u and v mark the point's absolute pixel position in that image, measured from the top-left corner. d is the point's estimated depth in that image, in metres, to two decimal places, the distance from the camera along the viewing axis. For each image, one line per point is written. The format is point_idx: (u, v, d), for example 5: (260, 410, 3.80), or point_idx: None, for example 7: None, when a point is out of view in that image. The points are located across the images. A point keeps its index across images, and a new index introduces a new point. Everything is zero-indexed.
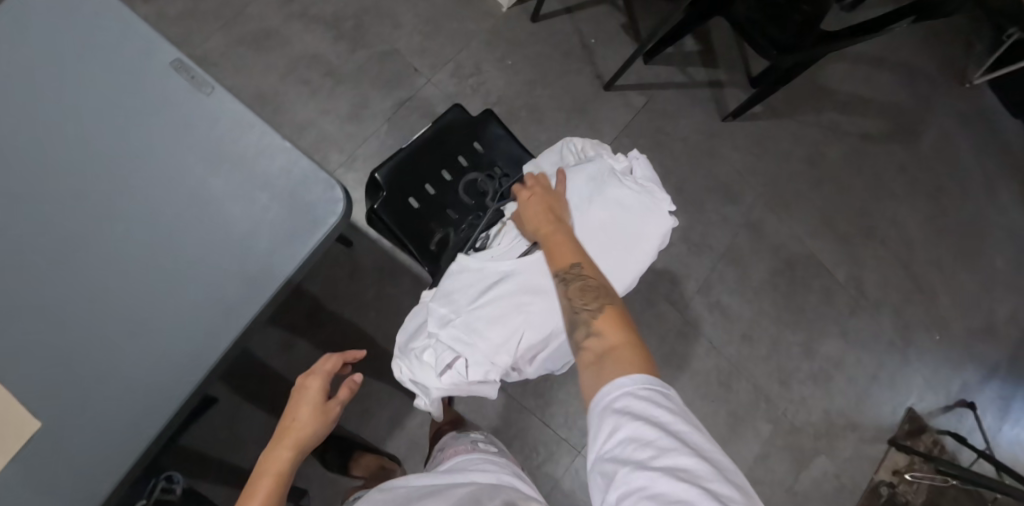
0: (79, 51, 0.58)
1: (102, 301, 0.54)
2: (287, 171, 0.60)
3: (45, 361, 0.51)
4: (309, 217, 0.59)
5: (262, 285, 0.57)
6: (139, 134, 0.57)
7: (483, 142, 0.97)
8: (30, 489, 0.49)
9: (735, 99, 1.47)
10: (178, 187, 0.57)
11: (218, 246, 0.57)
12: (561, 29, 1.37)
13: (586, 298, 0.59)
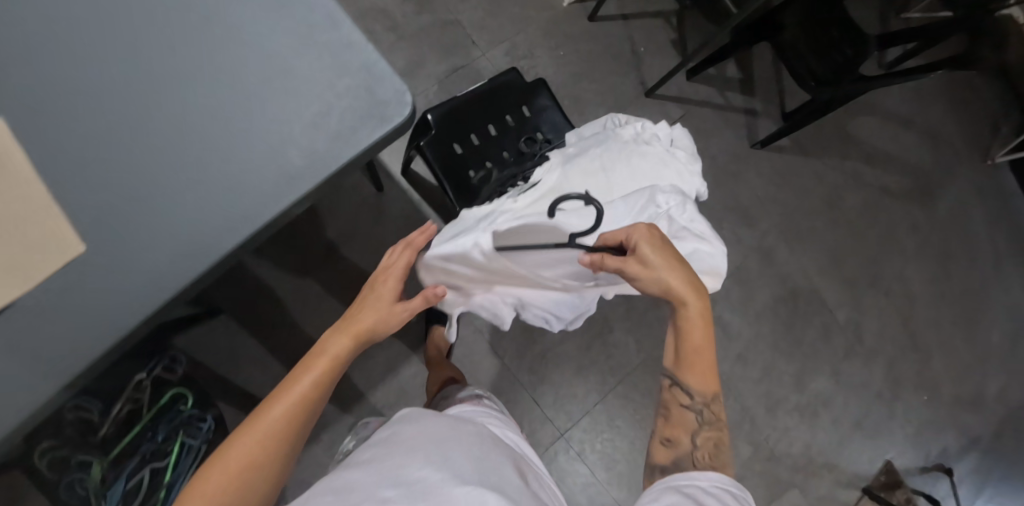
0: None
1: (177, 145, 0.58)
2: (365, 69, 0.64)
3: (117, 183, 0.55)
4: (380, 114, 0.63)
5: (323, 164, 0.61)
6: (240, 7, 0.63)
7: (531, 108, 1.03)
8: (76, 294, 0.53)
9: (767, 130, 1.53)
10: (266, 61, 0.62)
11: (292, 120, 0.61)
12: (615, 33, 1.45)
13: (703, 440, 0.66)
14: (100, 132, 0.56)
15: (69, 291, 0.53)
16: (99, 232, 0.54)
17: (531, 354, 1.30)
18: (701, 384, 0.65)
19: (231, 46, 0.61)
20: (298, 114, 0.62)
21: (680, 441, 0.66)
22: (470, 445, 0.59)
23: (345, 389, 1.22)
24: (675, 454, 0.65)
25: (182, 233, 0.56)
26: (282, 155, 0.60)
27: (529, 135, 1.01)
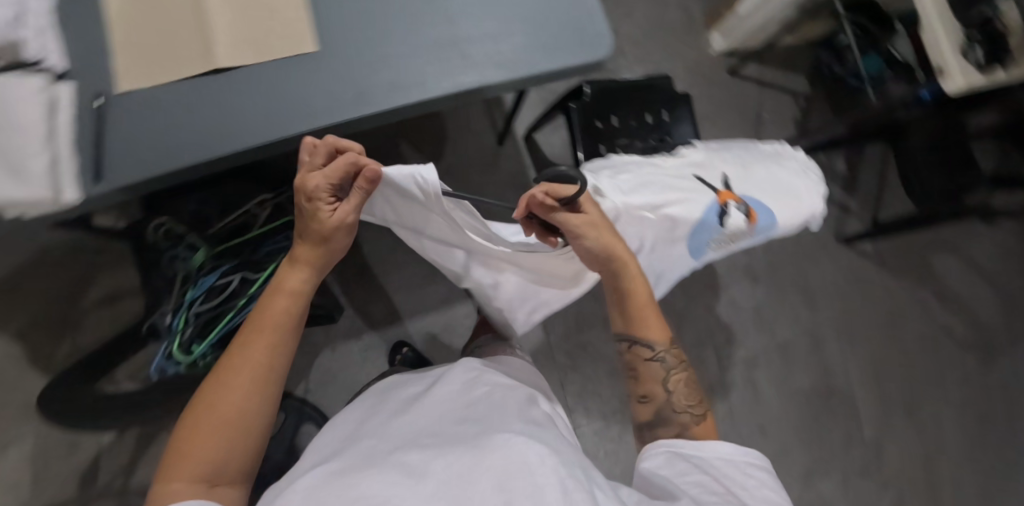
0: None
1: (422, 12, 0.75)
2: (581, 10, 0.79)
3: (372, 21, 0.73)
4: (587, 43, 0.78)
5: (522, 64, 0.75)
6: None
7: (672, 113, 1.13)
8: (311, 83, 0.70)
9: (854, 230, 1.59)
10: None
11: (512, 25, 0.76)
12: (747, 92, 1.55)
13: (682, 394, 0.66)
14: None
15: (307, 80, 0.70)
16: (344, 49, 0.72)
17: (574, 341, 1.34)
18: (645, 329, 0.68)
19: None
20: (522, 17, 0.76)
21: (657, 397, 0.67)
22: (485, 414, 0.59)
23: (401, 302, 1.29)
24: (658, 409, 0.66)
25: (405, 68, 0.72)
26: (501, 43, 0.75)
27: (663, 135, 1.12)
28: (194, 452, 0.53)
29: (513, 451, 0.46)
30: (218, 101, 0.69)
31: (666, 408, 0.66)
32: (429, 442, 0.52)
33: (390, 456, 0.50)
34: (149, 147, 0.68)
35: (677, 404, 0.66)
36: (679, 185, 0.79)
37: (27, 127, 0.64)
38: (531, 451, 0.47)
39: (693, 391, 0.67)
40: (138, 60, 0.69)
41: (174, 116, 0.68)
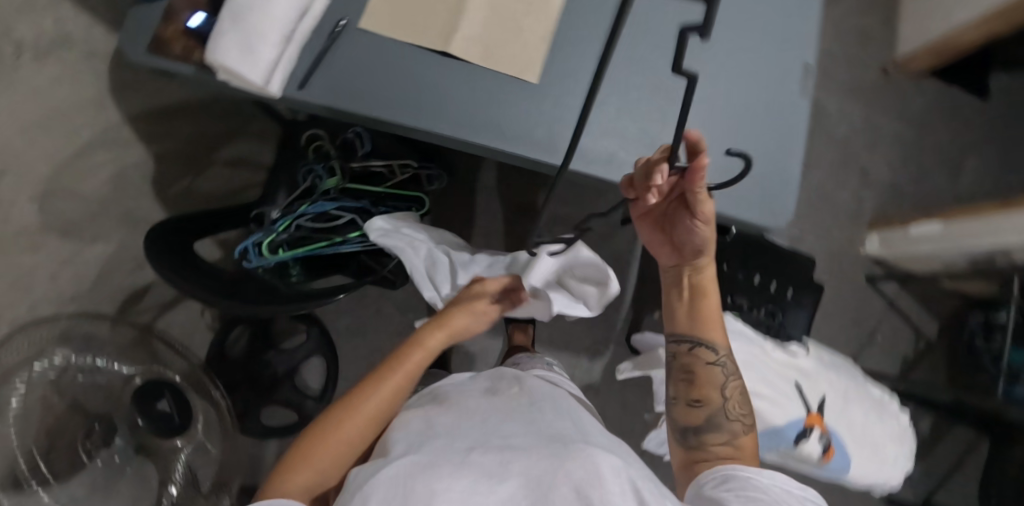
0: (775, 18, 0.86)
1: (642, 103, 0.78)
2: (778, 172, 0.80)
3: (596, 87, 0.77)
4: (757, 208, 0.79)
5: (703, 192, 0.77)
6: (750, 73, 0.83)
7: (796, 295, 1.09)
8: (515, 108, 0.74)
9: (900, 495, 1.47)
10: (732, 113, 0.81)
11: (711, 154, 0.79)
12: (875, 306, 1.46)
13: (740, 407, 0.69)
14: (619, 58, 0.78)
15: (513, 103, 0.74)
16: (557, 97, 0.76)
17: None
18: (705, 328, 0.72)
19: (720, 87, 0.81)
20: (717, 156, 0.79)
21: (708, 399, 0.70)
22: (546, 425, 0.56)
23: None
24: (709, 416, 0.69)
25: (594, 141, 0.76)
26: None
27: (774, 310, 1.09)
28: (308, 467, 0.59)
29: (588, 461, 0.46)
30: (429, 76, 0.74)
31: (718, 416, 0.69)
32: (496, 446, 0.51)
33: (467, 456, 0.49)
34: (356, 83, 0.73)
35: (731, 410, 0.69)
36: (779, 385, 0.77)
37: (277, 14, 0.70)
38: (605, 461, 0.47)
39: (745, 402, 0.71)
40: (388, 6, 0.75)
41: (388, 69, 0.73)
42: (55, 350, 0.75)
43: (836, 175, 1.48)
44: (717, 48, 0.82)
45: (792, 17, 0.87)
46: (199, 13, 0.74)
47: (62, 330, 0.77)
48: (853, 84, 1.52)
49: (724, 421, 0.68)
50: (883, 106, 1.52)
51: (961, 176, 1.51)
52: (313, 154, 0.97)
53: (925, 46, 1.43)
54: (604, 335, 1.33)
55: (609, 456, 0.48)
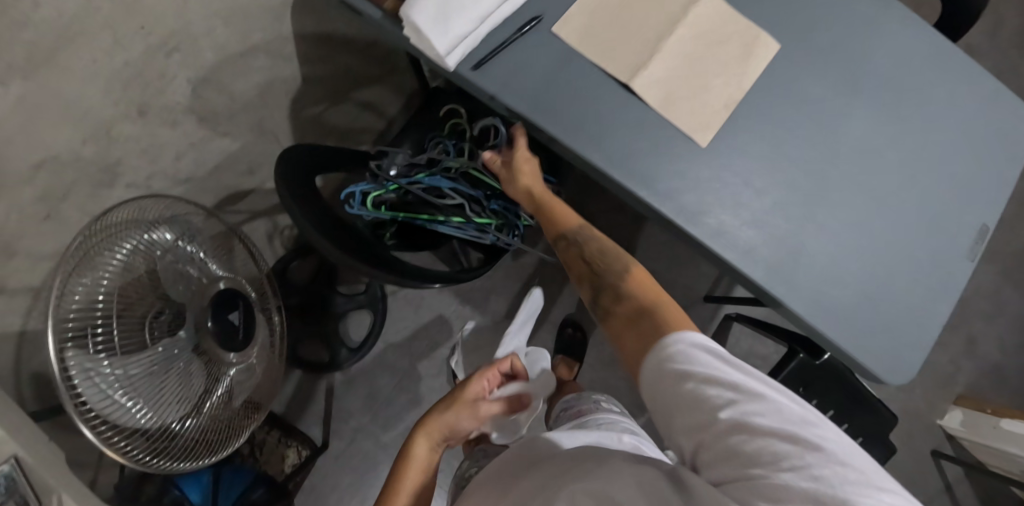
0: (972, 168, 0.79)
1: (804, 207, 0.73)
2: (915, 331, 0.74)
3: (762, 175, 0.72)
4: (883, 359, 0.73)
5: (833, 323, 0.71)
6: (923, 218, 0.76)
7: (863, 447, 1.02)
8: (675, 166, 0.71)
9: None
10: (891, 252, 0.74)
11: (855, 287, 0.73)
12: (932, 483, 1.34)
13: (610, 262, 0.66)
14: (792, 153, 0.73)
15: (675, 160, 0.71)
16: (721, 171, 0.72)
17: None
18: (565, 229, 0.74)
19: (889, 221, 0.75)
20: (861, 290, 0.73)
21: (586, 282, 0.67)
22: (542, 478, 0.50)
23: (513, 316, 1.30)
24: (594, 285, 0.65)
25: (739, 229, 0.71)
26: (827, 293, 0.72)
27: None
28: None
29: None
30: (602, 104, 0.71)
31: (598, 278, 0.65)
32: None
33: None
34: (527, 83, 0.71)
35: (599, 269, 0.66)
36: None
37: None
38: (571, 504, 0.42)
39: (615, 251, 0.68)
40: (586, 19, 0.73)
41: (563, 82, 0.71)
42: (161, 227, 0.75)
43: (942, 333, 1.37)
44: (899, 179, 0.76)
45: (989, 174, 0.80)
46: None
47: (168, 212, 0.77)
48: (994, 248, 1.40)
49: (607, 279, 0.64)
50: (1017, 282, 1.40)
51: None
52: (447, 129, 0.97)
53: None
54: (644, 399, 1.28)
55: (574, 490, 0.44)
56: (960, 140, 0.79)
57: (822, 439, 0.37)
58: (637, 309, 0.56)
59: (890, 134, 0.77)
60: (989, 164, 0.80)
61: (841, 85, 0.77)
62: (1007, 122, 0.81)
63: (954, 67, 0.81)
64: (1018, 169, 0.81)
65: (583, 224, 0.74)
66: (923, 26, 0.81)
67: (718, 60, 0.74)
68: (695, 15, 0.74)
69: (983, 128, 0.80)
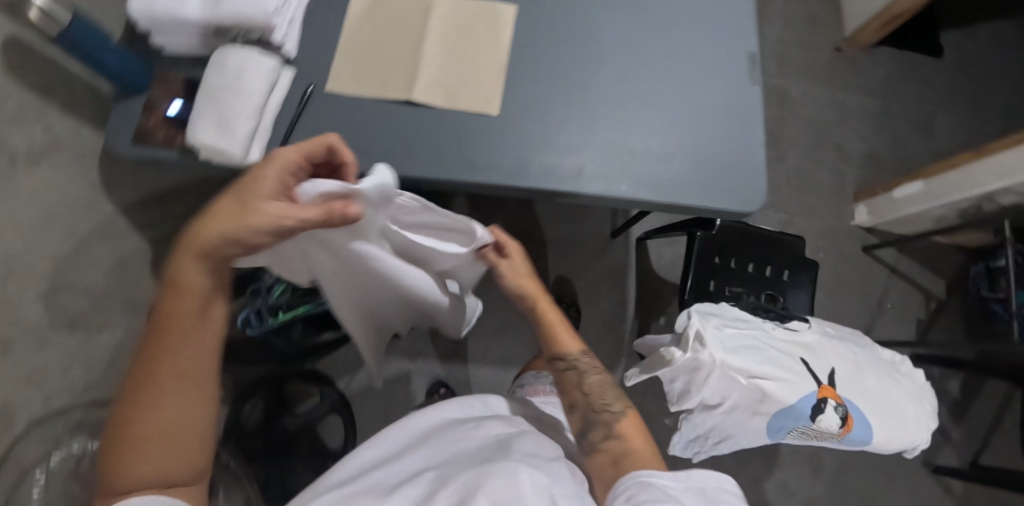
0: (716, 10, 0.91)
1: (604, 114, 0.82)
2: (748, 157, 0.83)
3: (556, 109, 0.81)
4: (737, 198, 0.82)
5: (679, 190, 0.80)
6: (701, 67, 0.87)
7: (790, 276, 1.13)
8: (484, 141, 0.78)
9: (945, 460, 1.44)
10: (691, 109, 0.84)
11: (679, 153, 0.82)
12: (875, 275, 1.50)
13: (608, 401, 0.71)
14: (569, 78, 0.82)
15: (481, 136, 0.79)
16: (523, 125, 0.80)
17: None
18: (562, 346, 0.77)
19: (680, 90, 0.85)
20: (688, 156, 0.82)
21: (576, 401, 0.72)
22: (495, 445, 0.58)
23: (466, 343, 1.34)
24: (581, 413, 0.71)
25: (565, 160, 0.79)
26: (662, 171, 0.81)
27: (774, 292, 1.12)
28: (141, 472, 0.47)
29: (514, 480, 0.48)
30: (398, 127, 0.78)
31: (589, 411, 0.71)
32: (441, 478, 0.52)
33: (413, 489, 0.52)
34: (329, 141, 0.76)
35: (592, 401, 0.72)
36: (787, 365, 0.76)
37: (250, 92, 0.74)
38: (528, 479, 0.49)
39: (612, 389, 0.73)
40: (351, 64, 0.80)
41: (359, 124, 0.78)
42: (73, 438, 0.84)
43: (813, 155, 1.52)
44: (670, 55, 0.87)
45: (732, 6, 0.92)
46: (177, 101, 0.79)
47: (75, 422, 0.87)
48: (811, 66, 1.57)
49: (598, 417, 0.70)
50: (844, 82, 1.57)
51: (933, 134, 1.55)
52: None
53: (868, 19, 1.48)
54: (614, 348, 1.33)
55: (531, 469, 0.51)
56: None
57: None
58: (618, 453, 0.64)
59: (644, 25, 0.87)
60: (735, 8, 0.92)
61: (585, 5, 0.87)
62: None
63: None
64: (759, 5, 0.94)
65: (583, 350, 0.76)
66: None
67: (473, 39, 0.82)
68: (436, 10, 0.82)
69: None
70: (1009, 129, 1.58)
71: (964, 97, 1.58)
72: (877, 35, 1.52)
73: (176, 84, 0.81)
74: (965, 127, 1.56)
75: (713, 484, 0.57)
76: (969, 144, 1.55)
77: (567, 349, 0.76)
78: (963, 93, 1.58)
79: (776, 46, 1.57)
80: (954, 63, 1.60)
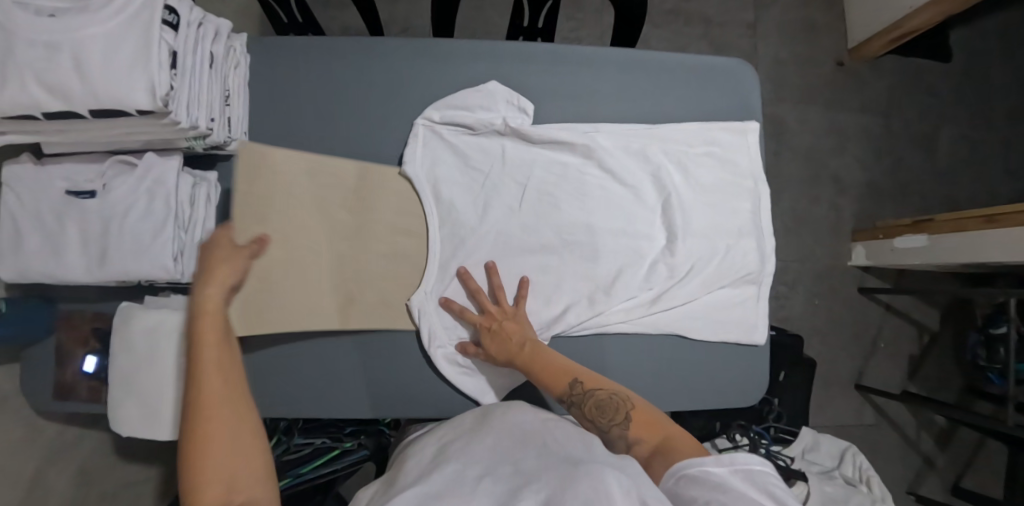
0: (712, 144, 0.75)
1: (584, 319, 0.70)
2: (751, 334, 0.75)
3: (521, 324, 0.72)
4: (722, 400, 0.76)
5: (670, 398, 0.74)
6: (705, 229, 0.73)
7: (787, 377, 1.10)
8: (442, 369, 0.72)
9: (928, 490, 1.44)
10: (688, 289, 0.72)
11: (666, 354, 0.73)
12: (871, 314, 1.45)
13: (609, 415, 0.56)
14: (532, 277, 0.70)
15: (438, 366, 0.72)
16: None
17: None
18: (554, 386, 0.58)
19: (698, 267, 0.72)
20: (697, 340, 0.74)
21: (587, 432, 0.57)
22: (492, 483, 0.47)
23: None
24: (600, 438, 0.56)
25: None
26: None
27: (769, 394, 1.09)
28: None
29: (602, 481, 0.44)
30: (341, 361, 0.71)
31: (602, 431, 0.55)
32: (495, 460, 0.50)
33: (477, 483, 0.47)
34: (269, 384, 0.72)
35: (602, 422, 0.55)
36: None
37: (170, 356, 0.64)
38: (619, 488, 0.44)
39: (606, 393, 0.57)
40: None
41: (314, 363, 0.70)
42: None
43: (808, 189, 1.44)
44: (675, 219, 0.72)
45: (729, 131, 0.75)
46: (90, 356, 0.71)
47: None
48: (809, 87, 1.46)
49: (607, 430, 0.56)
50: (842, 103, 1.46)
51: (935, 155, 1.47)
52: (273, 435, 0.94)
53: (872, 34, 1.37)
54: None
55: (618, 472, 0.46)
56: (689, 127, 0.74)
57: (772, 485, 0.46)
58: (658, 448, 0.52)
59: (634, 179, 0.72)
60: (665, 139, 0.73)
61: (528, 168, 0.71)
62: (704, 101, 0.76)
63: (553, 67, 0.72)
64: (738, 135, 0.75)
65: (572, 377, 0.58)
66: (526, 51, 0.72)
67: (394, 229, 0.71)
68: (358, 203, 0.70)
69: (677, 119, 0.75)
70: (1016, 143, 1.47)
71: (967, 108, 1.48)
72: (884, 49, 1.39)
73: (86, 329, 0.72)
74: (964, 142, 1.47)
75: (754, 462, 0.48)
76: (966, 160, 1.47)
77: (561, 390, 0.58)
78: (967, 108, 1.48)
79: (774, 65, 1.45)
80: (963, 69, 1.48)
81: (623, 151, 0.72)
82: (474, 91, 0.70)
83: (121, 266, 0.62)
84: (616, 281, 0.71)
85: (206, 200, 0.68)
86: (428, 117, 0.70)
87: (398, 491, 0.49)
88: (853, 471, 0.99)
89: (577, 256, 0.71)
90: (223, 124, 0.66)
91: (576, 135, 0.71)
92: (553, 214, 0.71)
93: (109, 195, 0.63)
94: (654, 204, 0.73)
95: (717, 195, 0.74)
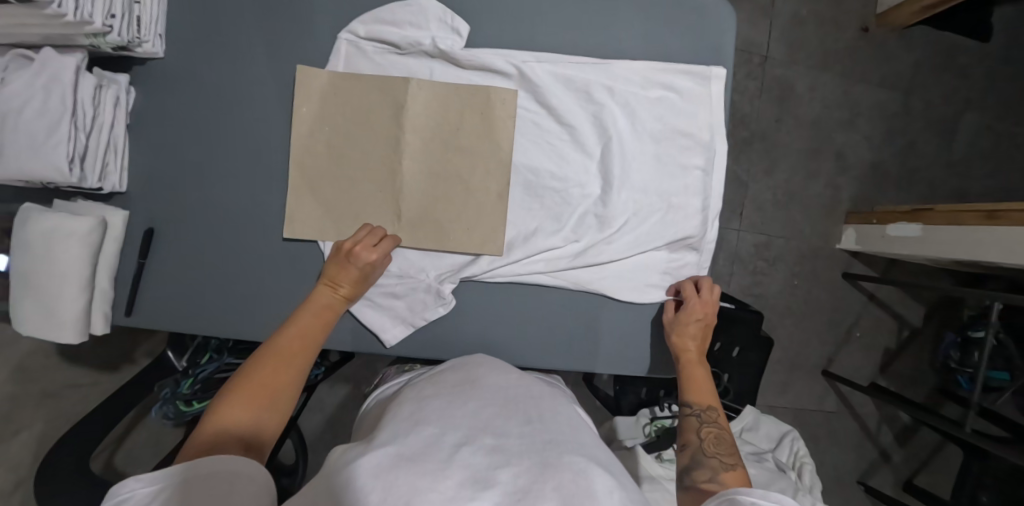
0: (670, 90, 0.67)
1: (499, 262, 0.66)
2: None
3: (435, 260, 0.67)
4: (645, 369, 0.71)
5: (587, 358, 0.70)
6: (646, 186, 0.67)
7: (740, 354, 1.02)
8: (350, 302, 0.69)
9: (879, 482, 1.42)
10: (618, 246, 0.68)
11: (586, 314, 0.69)
12: (852, 300, 1.38)
13: (721, 451, 0.55)
14: (455, 213, 0.66)
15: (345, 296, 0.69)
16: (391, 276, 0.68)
17: None
18: (697, 395, 0.60)
19: (631, 225, 0.68)
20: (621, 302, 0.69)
21: (688, 443, 0.56)
22: (480, 444, 0.45)
23: None
24: (691, 456, 0.55)
25: (458, 338, 0.68)
26: (473, 324, 0.68)
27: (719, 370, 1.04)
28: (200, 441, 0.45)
29: (584, 476, 0.43)
30: (252, 284, 0.69)
31: (697, 454, 0.55)
32: (477, 429, 0.47)
33: (455, 454, 0.44)
34: (175, 304, 0.69)
35: (709, 450, 0.55)
36: None
37: (69, 261, 0.62)
38: (601, 482, 0.43)
39: (731, 442, 0.56)
40: (187, 201, 0.68)
41: (221, 283, 0.69)
42: None
43: (807, 162, 1.34)
44: (614, 174, 0.66)
45: (692, 75, 0.67)
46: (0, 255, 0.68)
47: None
48: (827, 51, 1.33)
49: (707, 458, 0.54)
50: (860, 74, 1.34)
51: (953, 141, 1.35)
52: (206, 356, 0.94)
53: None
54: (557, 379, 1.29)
55: (602, 470, 0.45)
56: (648, 68, 0.66)
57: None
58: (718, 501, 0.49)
59: (573, 124, 0.66)
60: (615, 78, 0.66)
61: (459, 93, 0.64)
62: (666, 39, 0.67)
63: None
64: (701, 83, 0.67)
65: (716, 403, 0.59)
66: None
67: (464, 152, 0.65)
68: (413, 120, 0.64)
69: (633, 58, 0.67)
70: None
71: (997, 95, 1.34)
72: (915, 17, 1.25)
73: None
74: (987, 131, 1.35)
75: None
76: (985, 152, 1.35)
77: (704, 402, 0.59)
78: (996, 94, 1.34)
79: (792, 23, 1.32)
80: (1000, 50, 1.34)
81: (565, 91, 0.66)
82: (404, 5, 0.64)
83: (14, 165, 0.59)
84: (538, 230, 0.67)
85: (114, 104, 0.65)
86: (353, 32, 0.64)
87: (380, 442, 0.46)
88: (789, 455, 0.99)
89: (501, 193, 0.65)
90: (127, 23, 0.61)
91: (512, 65, 0.64)
92: (482, 145, 0.65)
93: (5, 89, 0.59)
94: (593, 150, 0.67)
95: (665, 149, 0.67)
